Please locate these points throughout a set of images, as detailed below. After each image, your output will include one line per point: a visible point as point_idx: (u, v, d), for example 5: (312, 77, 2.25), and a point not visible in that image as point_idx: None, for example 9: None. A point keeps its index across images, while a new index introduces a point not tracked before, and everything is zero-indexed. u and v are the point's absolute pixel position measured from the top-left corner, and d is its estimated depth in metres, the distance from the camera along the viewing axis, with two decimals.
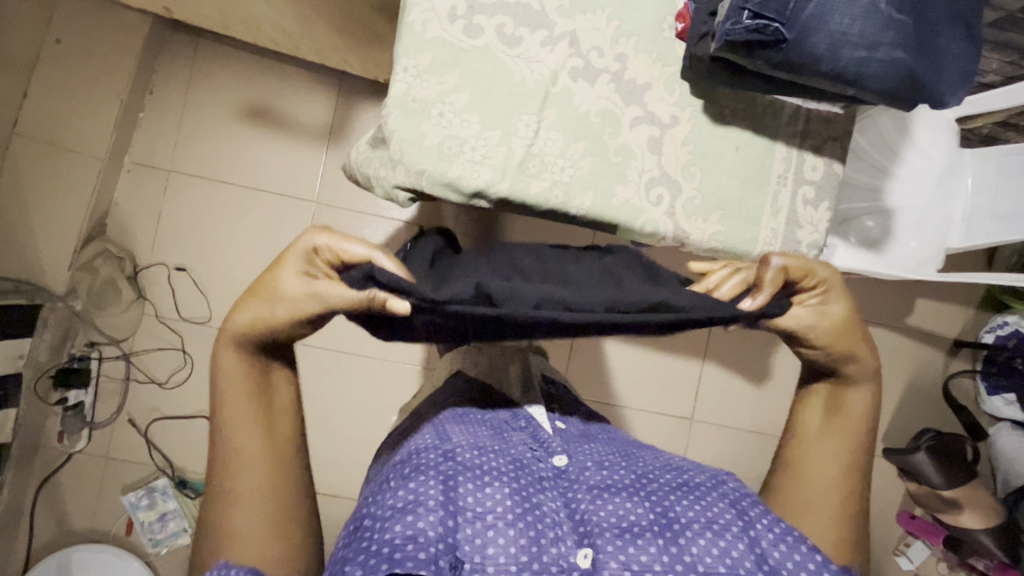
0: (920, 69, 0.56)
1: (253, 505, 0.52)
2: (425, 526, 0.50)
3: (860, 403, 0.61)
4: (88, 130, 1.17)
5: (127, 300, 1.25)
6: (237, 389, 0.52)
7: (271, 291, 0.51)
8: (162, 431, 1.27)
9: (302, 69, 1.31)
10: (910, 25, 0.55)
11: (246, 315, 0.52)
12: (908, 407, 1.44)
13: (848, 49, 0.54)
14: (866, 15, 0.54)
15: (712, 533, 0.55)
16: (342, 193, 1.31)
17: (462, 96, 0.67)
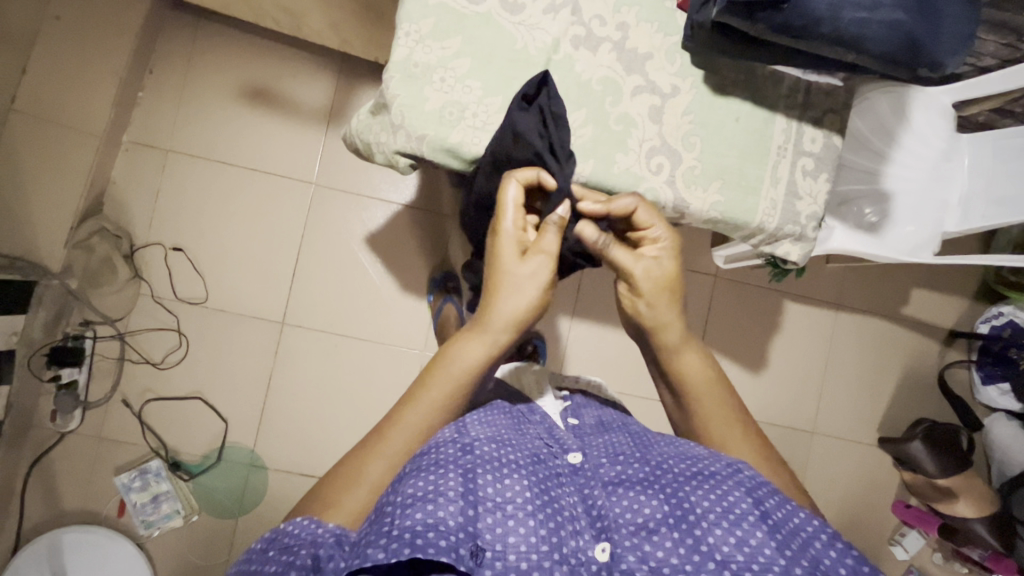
0: (921, 31, 0.56)
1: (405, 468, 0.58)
2: (445, 515, 0.49)
3: (695, 363, 0.67)
4: (85, 106, 1.18)
5: (123, 280, 1.25)
6: (447, 361, 0.62)
7: (523, 293, 0.62)
8: (156, 412, 1.26)
9: (301, 52, 1.30)
10: None
11: (503, 312, 0.62)
12: (904, 396, 1.45)
13: (848, 10, 0.55)
14: None
15: (731, 522, 0.53)
16: (341, 175, 1.31)
17: (465, 62, 0.67)
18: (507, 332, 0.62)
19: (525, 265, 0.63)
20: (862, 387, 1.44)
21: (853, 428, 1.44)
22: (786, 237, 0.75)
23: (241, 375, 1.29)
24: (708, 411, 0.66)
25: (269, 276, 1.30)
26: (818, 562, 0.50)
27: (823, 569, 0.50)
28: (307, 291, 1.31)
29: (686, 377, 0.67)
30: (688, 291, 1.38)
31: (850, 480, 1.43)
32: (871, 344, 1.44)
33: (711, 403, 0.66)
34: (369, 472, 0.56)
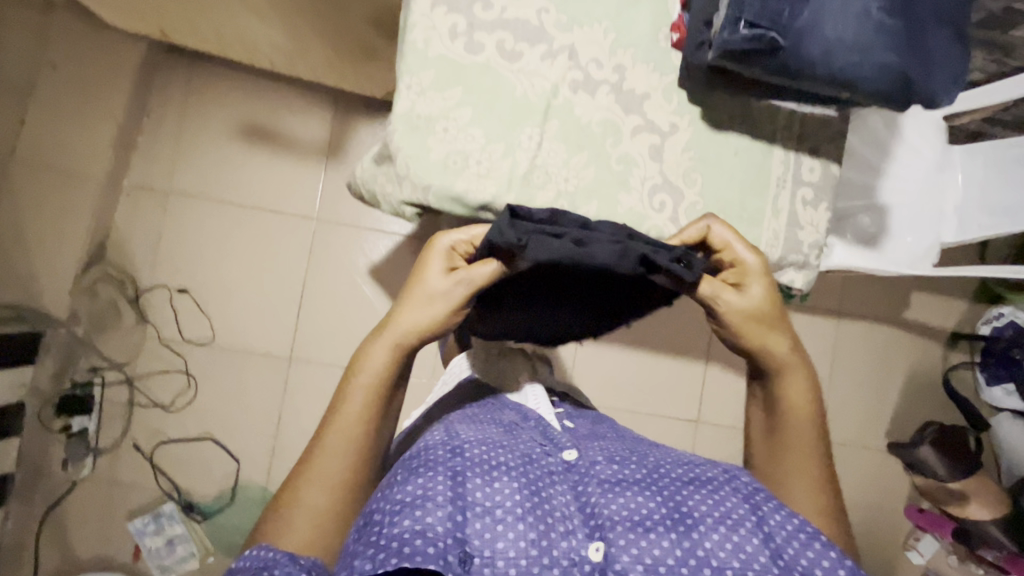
0: (913, 70, 0.57)
1: (341, 484, 0.59)
2: (433, 521, 0.49)
3: (799, 392, 0.66)
4: (81, 153, 1.20)
5: (129, 323, 1.25)
6: (357, 373, 0.63)
7: (430, 308, 0.65)
8: (167, 455, 1.26)
9: (296, 88, 1.31)
10: (899, 28, 0.56)
11: (407, 322, 0.65)
12: (911, 400, 1.46)
13: (842, 54, 0.55)
14: (857, 21, 0.55)
15: (727, 528, 0.54)
16: (342, 209, 1.32)
17: (466, 111, 0.68)
18: (410, 341, 0.65)
19: (439, 281, 0.65)
20: (869, 394, 1.45)
21: (863, 435, 1.44)
22: (790, 265, 0.75)
23: (253, 413, 1.29)
24: (796, 443, 0.65)
25: (275, 312, 1.30)
26: (809, 570, 0.53)
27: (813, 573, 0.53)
28: (314, 326, 1.31)
29: (789, 402, 0.66)
30: (692, 308, 1.39)
31: (862, 487, 1.43)
32: (875, 349, 1.45)
33: (801, 433, 0.66)
34: (308, 493, 0.58)
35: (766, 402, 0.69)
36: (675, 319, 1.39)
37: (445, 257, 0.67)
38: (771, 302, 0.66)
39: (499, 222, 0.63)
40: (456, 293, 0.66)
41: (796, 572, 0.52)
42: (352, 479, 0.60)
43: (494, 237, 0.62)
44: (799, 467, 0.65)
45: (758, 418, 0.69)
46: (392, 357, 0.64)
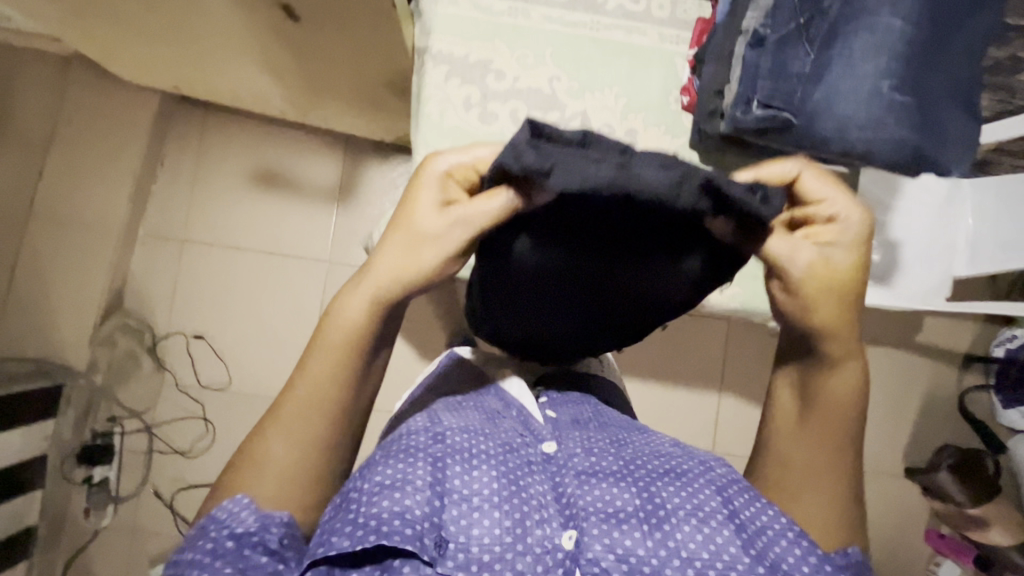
0: (924, 144, 0.74)
1: (304, 454, 0.50)
2: (411, 504, 0.48)
3: (843, 387, 0.54)
4: (99, 207, 1.22)
5: (148, 371, 1.27)
6: (329, 324, 0.51)
7: (414, 255, 0.51)
8: (188, 499, 1.27)
9: (309, 134, 1.33)
10: (909, 109, 0.72)
11: (383, 269, 0.52)
12: (926, 424, 1.45)
13: (853, 130, 0.72)
14: (868, 103, 0.71)
15: (698, 520, 0.51)
16: (354, 250, 1.33)
17: None
18: (391, 294, 0.52)
19: (426, 218, 0.51)
20: (883, 418, 1.44)
21: (879, 459, 1.44)
22: None
23: None
24: (822, 448, 0.55)
25: (290, 355, 1.32)
26: (777, 563, 0.49)
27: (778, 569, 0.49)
28: None
29: (828, 395, 0.54)
30: (703, 338, 1.40)
31: (880, 512, 1.42)
32: (888, 373, 1.45)
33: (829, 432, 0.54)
34: (265, 455, 0.50)
35: (798, 389, 0.56)
36: (687, 350, 1.39)
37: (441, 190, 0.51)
38: (859, 272, 0.50)
39: (514, 140, 0.47)
40: (455, 238, 0.51)
41: (763, 561, 0.49)
42: (317, 451, 0.51)
43: (507, 160, 0.47)
44: (815, 475, 0.55)
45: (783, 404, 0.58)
46: (365, 311, 0.51)
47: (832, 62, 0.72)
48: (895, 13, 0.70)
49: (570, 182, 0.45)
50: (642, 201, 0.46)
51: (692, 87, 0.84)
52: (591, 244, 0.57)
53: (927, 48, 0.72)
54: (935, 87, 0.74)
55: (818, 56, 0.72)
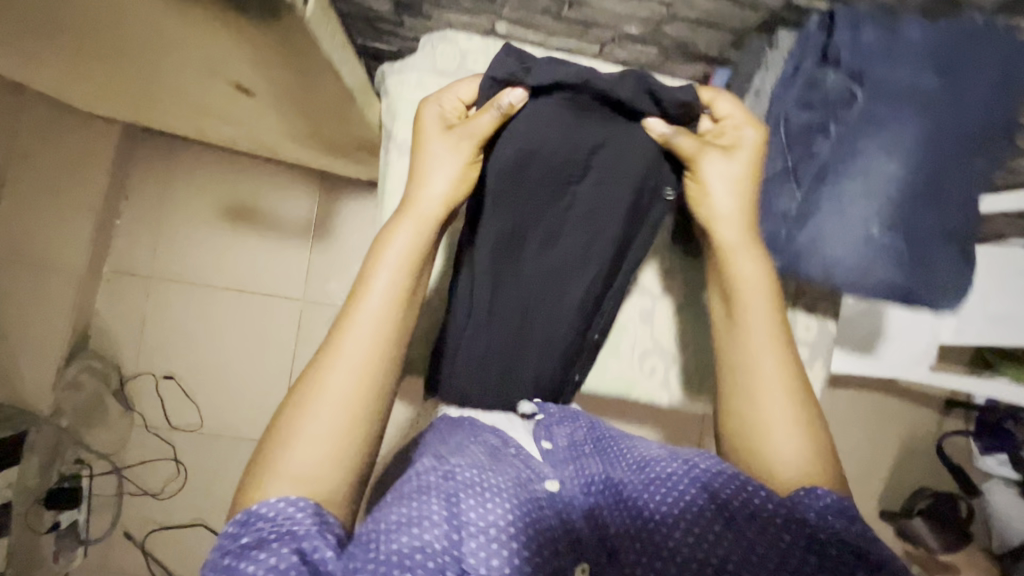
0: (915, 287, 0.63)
1: (353, 405, 0.52)
2: (431, 538, 0.47)
3: (753, 268, 0.64)
4: (63, 245, 1.16)
5: (116, 414, 1.25)
6: (379, 254, 0.58)
7: (448, 170, 0.63)
8: (160, 541, 1.25)
9: (283, 167, 1.27)
10: (903, 250, 0.62)
11: (427, 203, 0.61)
12: (905, 467, 1.45)
13: (840, 271, 0.63)
14: (855, 246, 0.62)
15: (687, 525, 0.51)
16: (329, 288, 1.28)
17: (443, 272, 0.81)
18: (434, 215, 0.61)
19: (445, 140, 0.64)
20: (861, 462, 1.44)
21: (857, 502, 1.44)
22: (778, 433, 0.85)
23: None
24: (756, 360, 0.61)
25: (263, 396, 1.28)
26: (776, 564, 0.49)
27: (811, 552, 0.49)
28: None
29: (741, 283, 0.63)
30: None
31: None
32: (869, 417, 1.44)
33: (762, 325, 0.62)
34: (306, 417, 0.50)
35: (725, 300, 0.65)
36: None
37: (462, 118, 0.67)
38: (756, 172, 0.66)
39: (497, 58, 0.65)
40: (468, 147, 0.64)
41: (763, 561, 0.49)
42: (374, 396, 0.53)
43: (495, 70, 0.65)
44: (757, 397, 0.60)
45: (717, 317, 0.66)
46: (409, 250, 0.59)
47: (820, 200, 0.64)
48: (888, 153, 0.61)
49: (554, 73, 0.63)
50: (601, 94, 0.65)
51: None
52: (553, 177, 0.69)
53: (924, 186, 0.62)
54: (930, 227, 0.63)
55: (806, 194, 0.66)
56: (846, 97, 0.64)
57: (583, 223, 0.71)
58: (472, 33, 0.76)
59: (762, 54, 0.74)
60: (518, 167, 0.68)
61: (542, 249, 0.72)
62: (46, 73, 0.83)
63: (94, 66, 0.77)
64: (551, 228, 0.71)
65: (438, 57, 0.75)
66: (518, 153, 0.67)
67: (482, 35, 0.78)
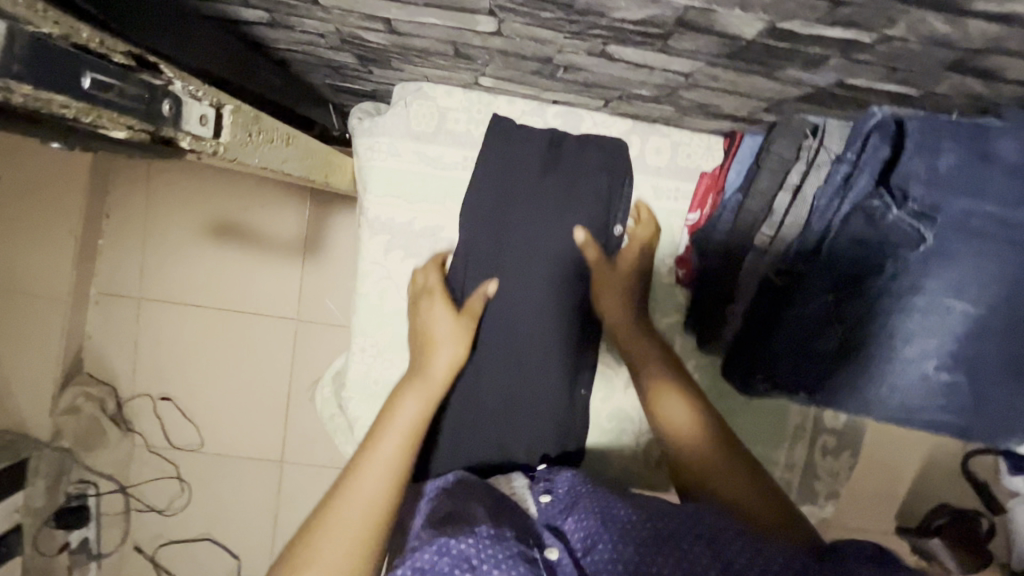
0: (973, 423, 0.62)
1: (361, 539, 0.50)
2: None
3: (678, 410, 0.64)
4: (45, 275, 1.11)
5: (116, 438, 1.23)
6: (389, 422, 0.60)
7: (456, 347, 0.69)
8: (169, 554, 1.26)
9: (268, 181, 1.18)
10: (964, 395, 0.61)
11: (438, 372, 0.67)
12: (927, 485, 1.39)
13: (888, 410, 0.63)
14: (910, 389, 0.61)
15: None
16: (323, 307, 1.23)
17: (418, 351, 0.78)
18: (438, 385, 0.66)
19: (452, 321, 0.70)
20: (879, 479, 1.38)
21: (873, 518, 1.39)
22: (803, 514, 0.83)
23: (247, 515, 1.27)
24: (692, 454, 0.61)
25: (261, 416, 1.26)
26: None
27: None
28: (304, 428, 1.27)
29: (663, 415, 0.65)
30: None
31: None
32: (892, 435, 1.37)
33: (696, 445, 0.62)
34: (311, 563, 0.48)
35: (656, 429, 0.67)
36: None
37: (449, 302, 0.72)
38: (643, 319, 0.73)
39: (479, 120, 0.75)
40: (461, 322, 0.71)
41: None
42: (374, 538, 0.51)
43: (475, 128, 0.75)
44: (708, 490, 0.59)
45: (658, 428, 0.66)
46: (422, 403, 0.63)
47: (872, 343, 0.61)
48: (956, 297, 0.57)
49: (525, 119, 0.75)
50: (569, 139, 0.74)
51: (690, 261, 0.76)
52: (527, 221, 0.74)
53: (999, 326, 0.58)
54: (992, 366, 0.59)
55: (851, 330, 0.62)
56: (913, 239, 0.56)
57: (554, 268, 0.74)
58: (450, 88, 0.74)
59: (803, 140, 0.62)
60: (499, 218, 0.74)
61: (518, 294, 0.73)
62: None
63: None
64: (527, 275, 0.74)
65: (413, 116, 0.74)
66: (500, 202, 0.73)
67: (463, 88, 0.74)
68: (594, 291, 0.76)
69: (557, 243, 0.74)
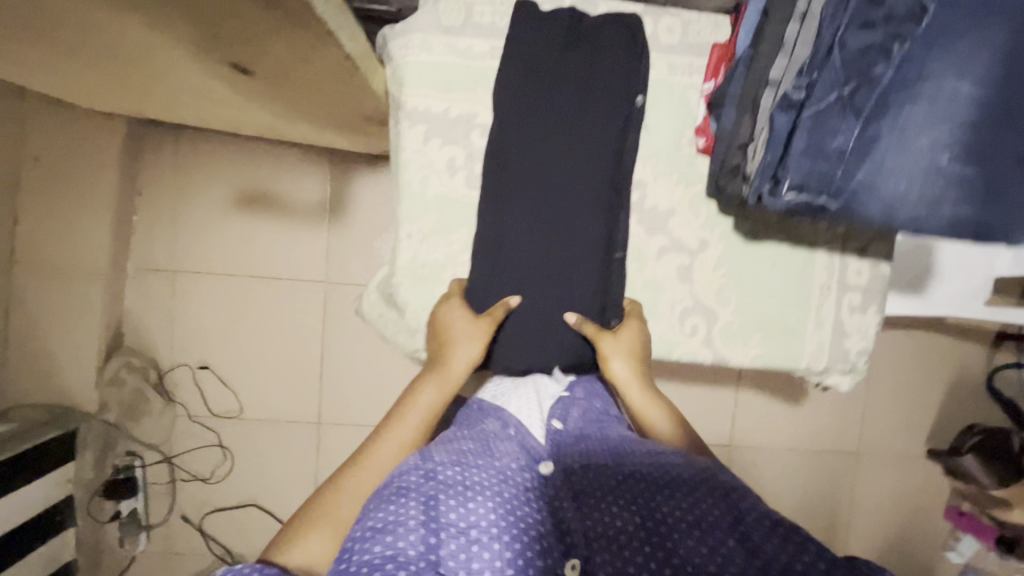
0: (981, 216, 0.64)
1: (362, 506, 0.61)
2: (406, 545, 0.50)
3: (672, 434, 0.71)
4: (86, 249, 1.17)
5: (159, 408, 1.26)
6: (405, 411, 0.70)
7: (473, 343, 0.75)
8: (216, 522, 1.30)
9: (292, 149, 1.24)
10: (977, 185, 0.63)
11: (456, 366, 0.73)
12: (953, 406, 1.40)
13: (903, 211, 0.64)
14: (914, 180, 0.63)
15: (702, 531, 0.53)
16: (350, 267, 1.27)
17: (462, 234, 0.81)
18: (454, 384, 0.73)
19: (470, 321, 0.76)
20: (906, 403, 1.40)
21: (901, 442, 1.41)
22: (835, 371, 0.86)
23: (288, 477, 1.31)
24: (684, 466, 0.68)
25: (296, 378, 1.29)
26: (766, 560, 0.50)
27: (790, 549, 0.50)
28: (340, 387, 1.30)
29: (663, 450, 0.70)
30: None
31: (899, 493, 1.42)
32: (916, 357, 1.38)
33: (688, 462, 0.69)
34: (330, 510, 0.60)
35: None
36: None
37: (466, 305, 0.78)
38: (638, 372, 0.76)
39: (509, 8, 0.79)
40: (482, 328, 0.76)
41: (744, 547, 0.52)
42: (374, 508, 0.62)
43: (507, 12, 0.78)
44: None
45: None
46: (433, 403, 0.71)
47: (883, 136, 0.61)
48: (958, 77, 0.60)
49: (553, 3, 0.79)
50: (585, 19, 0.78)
51: (710, 128, 0.78)
52: (541, 102, 0.77)
53: (994, 113, 0.61)
54: (999, 155, 0.63)
55: (870, 125, 0.60)
56: (917, 16, 0.54)
57: (573, 147, 0.78)
58: None
59: None
60: (515, 96, 0.77)
61: (538, 172, 0.78)
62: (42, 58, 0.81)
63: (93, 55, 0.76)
64: (545, 151, 0.78)
65: (440, 11, 0.77)
66: (512, 82, 0.77)
67: None
68: (618, 187, 0.80)
69: (567, 137, 0.78)
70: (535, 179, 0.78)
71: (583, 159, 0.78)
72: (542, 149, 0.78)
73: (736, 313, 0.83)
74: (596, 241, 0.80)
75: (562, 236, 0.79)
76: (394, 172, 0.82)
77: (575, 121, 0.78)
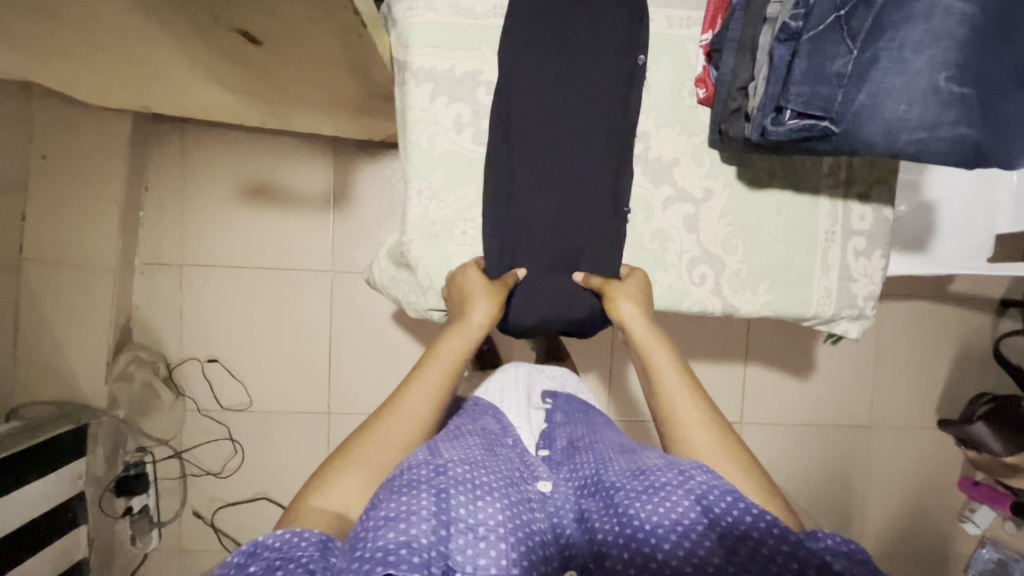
0: (984, 138, 0.59)
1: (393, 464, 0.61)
2: (419, 532, 0.47)
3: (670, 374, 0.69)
4: (94, 244, 1.18)
5: (168, 402, 1.27)
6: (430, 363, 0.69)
7: (491, 302, 0.76)
8: (228, 518, 1.29)
9: (296, 140, 1.25)
10: (976, 103, 0.57)
11: (477, 324, 0.74)
12: (960, 375, 1.40)
13: (906, 132, 0.57)
14: (924, 99, 0.56)
15: (677, 536, 0.51)
16: (355, 255, 1.28)
17: (470, 191, 0.82)
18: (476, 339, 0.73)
19: (487, 284, 0.77)
20: (913, 374, 1.40)
21: (909, 414, 1.41)
22: (845, 317, 0.88)
23: (299, 469, 1.30)
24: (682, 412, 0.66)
25: (305, 368, 1.30)
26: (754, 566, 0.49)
27: (778, 564, 0.49)
28: (348, 376, 1.30)
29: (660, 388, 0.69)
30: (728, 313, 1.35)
31: (910, 465, 1.42)
32: (922, 327, 1.38)
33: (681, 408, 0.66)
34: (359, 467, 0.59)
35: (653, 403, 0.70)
36: (709, 327, 1.35)
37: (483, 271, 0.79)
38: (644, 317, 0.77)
39: None
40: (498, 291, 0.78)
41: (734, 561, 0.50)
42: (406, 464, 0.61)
43: None
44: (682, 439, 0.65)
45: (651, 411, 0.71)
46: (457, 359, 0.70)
47: (877, 52, 0.56)
48: None
49: None
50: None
51: (709, 78, 0.80)
52: (547, 62, 0.80)
53: (992, 28, 0.55)
54: (1002, 73, 0.57)
55: (865, 47, 0.56)
56: None
57: (577, 107, 0.81)
58: None
59: None
60: (521, 54, 0.79)
61: (545, 130, 0.81)
62: (51, 47, 0.83)
63: (101, 37, 0.77)
64: (552, 109, 0.80)
65: None
66: (517, 41, 0.79)
67: None
68: (626, 143, 0.82)
69: (573, 96, 0.80)
70: (541, 136, 0.81)
71: (588, 117, 0.81)
72: (548, 107, 0.80)
73: (744, 261, 0.85)
74: (600, 200, 0.82)
75: (568, 194, 0.82)
76: (403, 133, 0.82)
77: (580, 80, 0.80)
